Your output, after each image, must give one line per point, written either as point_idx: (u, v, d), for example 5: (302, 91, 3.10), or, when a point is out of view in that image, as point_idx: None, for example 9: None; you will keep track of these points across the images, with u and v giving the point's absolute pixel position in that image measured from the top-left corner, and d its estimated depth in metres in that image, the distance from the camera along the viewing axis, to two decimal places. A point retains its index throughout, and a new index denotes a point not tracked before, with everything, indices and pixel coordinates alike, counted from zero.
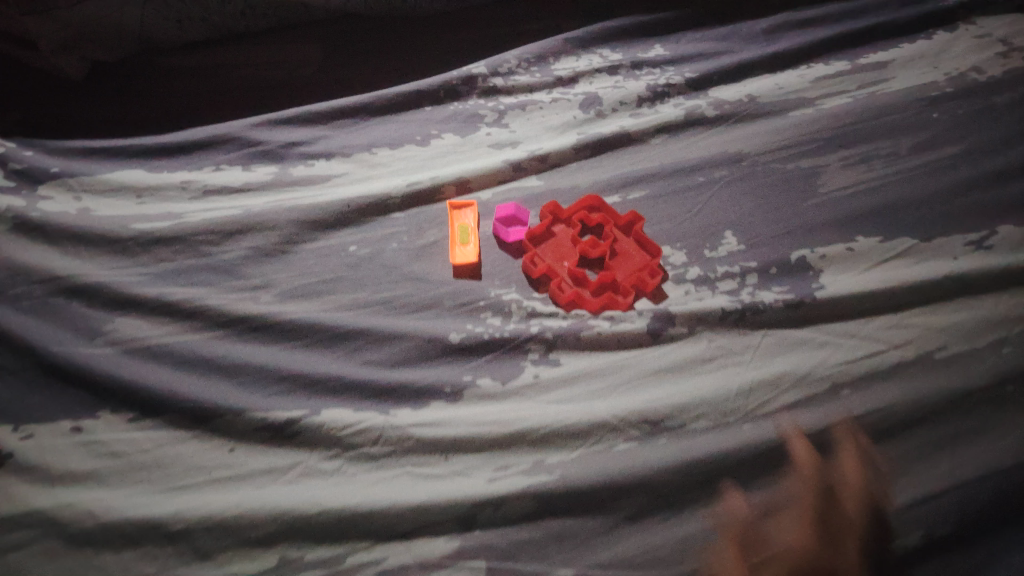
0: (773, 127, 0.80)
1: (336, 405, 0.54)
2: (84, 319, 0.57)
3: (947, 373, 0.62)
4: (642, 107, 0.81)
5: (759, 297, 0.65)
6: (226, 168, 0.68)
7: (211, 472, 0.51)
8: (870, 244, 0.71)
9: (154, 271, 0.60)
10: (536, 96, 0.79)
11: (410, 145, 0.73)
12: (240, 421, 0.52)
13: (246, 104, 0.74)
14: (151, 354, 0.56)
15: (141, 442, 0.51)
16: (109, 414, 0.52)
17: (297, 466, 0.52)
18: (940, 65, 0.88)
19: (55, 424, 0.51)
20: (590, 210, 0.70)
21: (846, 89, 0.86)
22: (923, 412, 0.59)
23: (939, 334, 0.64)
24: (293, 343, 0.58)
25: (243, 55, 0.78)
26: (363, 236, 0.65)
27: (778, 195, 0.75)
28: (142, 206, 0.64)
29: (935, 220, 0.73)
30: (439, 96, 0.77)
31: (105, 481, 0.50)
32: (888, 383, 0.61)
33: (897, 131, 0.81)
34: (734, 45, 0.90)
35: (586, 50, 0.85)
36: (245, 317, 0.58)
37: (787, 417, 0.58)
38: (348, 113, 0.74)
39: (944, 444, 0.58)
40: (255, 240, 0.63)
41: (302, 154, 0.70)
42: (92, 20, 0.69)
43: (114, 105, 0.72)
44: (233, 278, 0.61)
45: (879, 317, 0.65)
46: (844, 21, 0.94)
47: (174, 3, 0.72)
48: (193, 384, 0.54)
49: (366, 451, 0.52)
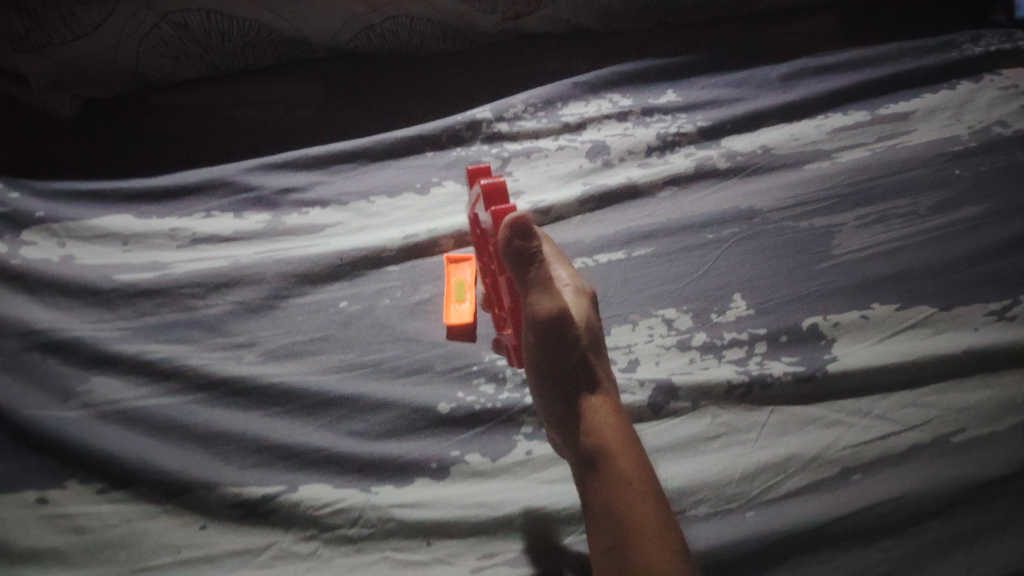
0: (789, 181, 0.76)
1: (316, 481, 0.51)
2: (59, 378, 0.54)
3: (964, 460, 0.57)
4: (651, 156, 0.78)
5: (768, 368, 0.62)
6: (217, 215, 0.66)
7: (180, 552, 0.48)
8: (886, 311, 0.66)
9: (136, 326, 0.58)
10: (542, 143, 0.77)
11: (409, 194, 0.70)
12: (213, 496, 0.49)
13: (241, 147, 0.73)
14: (126, 418, 0.53)
15: (108, 516, 0.48)
16: (77, 484, 0.49)
17: (269, 548, 0.48)
18: (963, 118, 0.84)
19: (19, 493, 0.49)
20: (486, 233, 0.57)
21: (866, 142, 0.82)
22: (938, 504, 0.55)
23: (956, 416, 0.60)
24: (273, 409, 0.54)
25: (242, 95, 0.76)
26: (355, 291, 0.62)
27: (793, 254, 0.70)
28: (127, 254, 0.62)
29: (959, 286, 0.68)
30: (441, 142, 0.75)
31: (70, 560, 0.47)
32: (898, 468, 0.57)
33: (918, 188, 0.77)
34: (750, 91, 0.86)
35: (595, 95, 0.82)
36: (227, 380, 0.55)
37: (789, 505, 0.55)
38: (345, 158, 0.72)
39: (961, 540, 0.54)
40: (241, 294, 0.60)
41: (296, 201, 0.68)
42: (87, 54, 0.69)
43: (105, 145, 0.71)
44: (218, 334, 0.58)
45: (895, 394, 0.61)
46: (863, 69, 0.90)
47: (171, 40, 0.71)
48: (165, 453, 0.51)
49: (344, 532, 0.49)
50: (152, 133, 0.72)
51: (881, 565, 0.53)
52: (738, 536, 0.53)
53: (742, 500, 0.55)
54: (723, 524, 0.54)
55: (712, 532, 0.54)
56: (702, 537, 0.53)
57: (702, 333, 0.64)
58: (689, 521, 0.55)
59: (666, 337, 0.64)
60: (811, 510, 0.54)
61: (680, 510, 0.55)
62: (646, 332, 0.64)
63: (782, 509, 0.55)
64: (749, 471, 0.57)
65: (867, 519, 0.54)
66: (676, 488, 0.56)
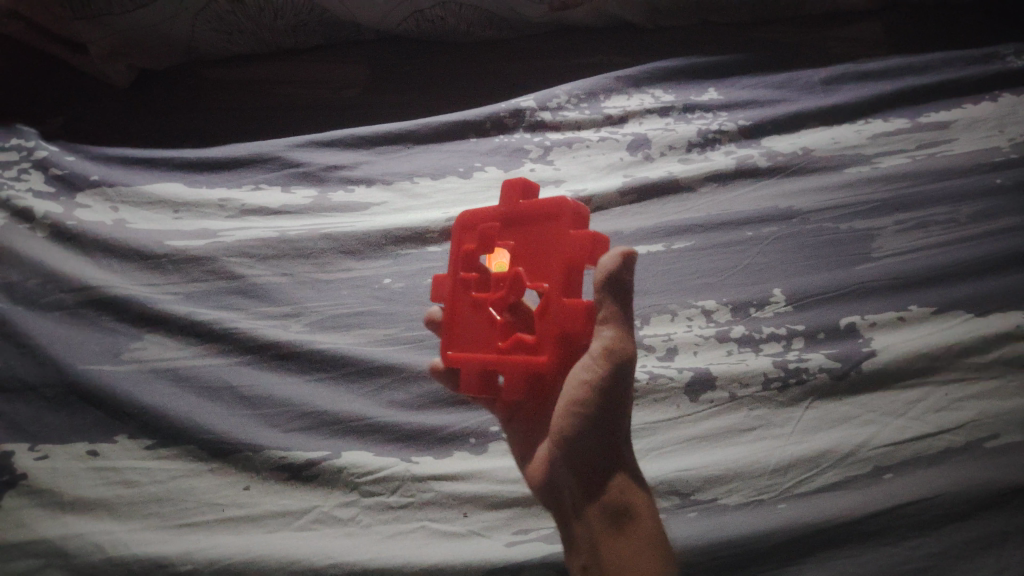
0: (829, 184, 0.76)
1: (360, 447, 0.52)
2: (112, 337, 0.56)
3: (999, 465, 0.56)
4: (692, 152, 0.78)
5: (807, 361, 0.62)
6: (265, 188, 0.67)
7: (223, 511, 0.48)
8: (923, 313, 0.66)
9: (186, 291, 0.59)
10: (584, 134, 0.78)
11: (452, 177, 0.70)
12: (258, 458, 0.50)
13: (288, 122, 0.74)
14: (174, 378, 0.54)
15: (155, 472, 0.49)
16: (126, 440, 0.51)
17: (309, 512, 0.49)
18: (1006, 129, 0.83)
19: (69, 445, 0.50)
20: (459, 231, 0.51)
21: (905, 149, 0.82)
22: (970, 506, 0.54)
23: (992, 421, 0.59)
24: (318, 375, 0.55)
25: (291, 72, 0.78)
26: (399, 268, 0.62)
27: (831, 255, 0.71)
28: (178, 221, 0.63)
29: (998, 293, 0.68)
30: (485, 128, 0.76)
31: (116, 511, 0.48)
32: (931, 469, 0.57)
33: (958, 196, 0.76)
34: (792, 93, 0.86)
35: (638, 89, 0.83)
36: (274, 344, 0.56)
37: (821, 499, 0.55)
38: (390, 139, 0.73)
39: (993, 543, 0.53)
40: (288, 267, 0.61)
41: (342, 178, 0.69)
42: (144, 26, 0.71)
43: (158, 117, 0.73)
44: (266, 303, 0.59)
45: (930, 396, 0.61)
46: (905, 77, 0.90)
47: (226, 17, 0.73)
48: (211, 414, 0.52)
49: (383, 500, 0.50)
50: (203, 107, 0.74)
51: (911, 564, 0.53)
52: (769, 526, 0.53)
53: (774, 493, 0.56)
54: (754, 514, 0.55)
55: (746, 520, 0.54)
56: (735, 524, 0.54)
57: (741, 326, 0.65)
58: (721, 509, 0.55)
59: (705, 329, 0.65)
60: (841, 505, 0.55)
61: (712, 498, 0.56)
62: (685, 324, 0.66)
63: (814, 502, 0.55)
64: (782, 464, 0.57)
65: (897, 517, 0.54)
66: (708, 476, 0.57)
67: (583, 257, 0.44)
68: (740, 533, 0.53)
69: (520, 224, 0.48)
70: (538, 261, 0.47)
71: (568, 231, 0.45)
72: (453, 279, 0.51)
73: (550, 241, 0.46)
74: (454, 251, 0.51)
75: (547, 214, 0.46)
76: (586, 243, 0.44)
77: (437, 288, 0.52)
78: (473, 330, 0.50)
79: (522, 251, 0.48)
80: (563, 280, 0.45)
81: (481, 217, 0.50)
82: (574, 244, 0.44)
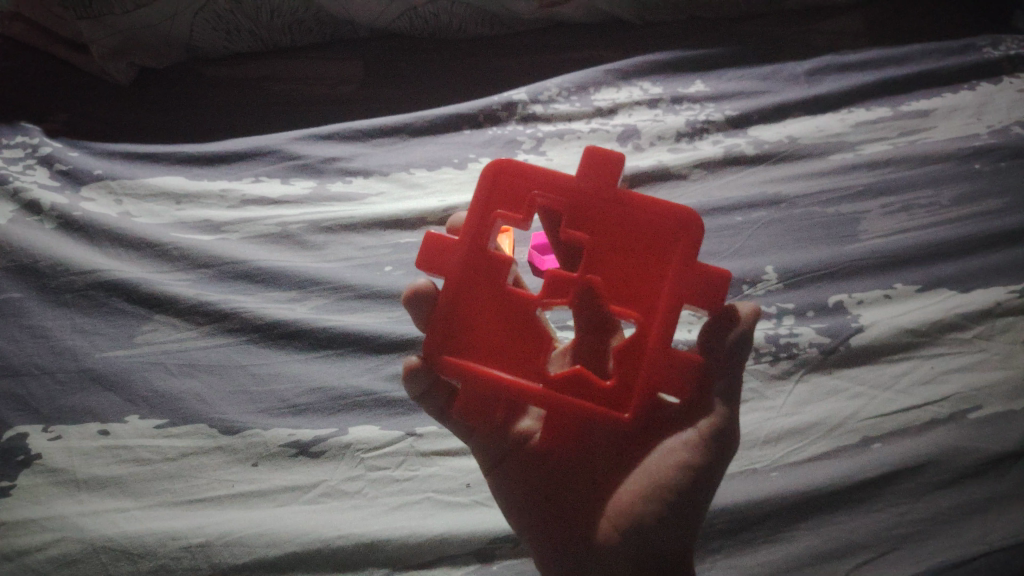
0: (813, 170, 0.79)
1: (365, 423, 0.53)
2: (120, 322, 0.57)
3: (983, 434, 0.58)
4: (681, 142, 0.80)
5: (799, 334, 0.65)
6: (265, 179, 0.69)
7: (233, 487, 0.50)
8: (908, 291, 0.69)
9: (192, 277, 0.60)
10: (575, 125, 0.79)
11: (447, 168, 0.72)
12: (266, 436, 0.52)
13: (283, 114, 0.76)
14: (183, 359, 0.56)
15: (167, 450, 0.51)
16: (137, 420, 0.52)
17: (317, 486, 0.50)
18: (984, 117, 0.86)
19: (82, 425, 0.51)
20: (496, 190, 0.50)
21: (887, 136, 0.84)
22: (955, 474, 0.56)
23: (976, 393, 0.61)
24: (324, 354, 0.57)
25: (287, 67, 0.81)
26: (400, 256, 0.64)
27: (818, 238, 0.73)
28: (180, 210, 0.65)
29: (979, 272, 0.70)
30: (478, 120, 0.77)
31: (129, 488, 0.49)
32: (917, 438, 0.59)
33: (939, 181, 0.79)
34: (776, 85, 0.89)
35: (627, 82, 0.85)
36: (278, 324, 0.58)
37: (813, 468, 0.57)
38: (387, 132, 0.75)
39: (979, 507, 0.55)
40: (292, 256, 0.63)
41: (340, 169, 0.70)
42: (147, 24, 0.76)
43: (158, 113, 0.75)
44: (272, 287, 0.60)
45: (917, 369, 0.63)
46: (885, 68, 0.93)
47: (224, 15, 0.78)
48: (220, 394, 0.54)
49: (389, 474, 0.51)
50: (201, 102, 0.77)
51: (900, 528, 0.54)
52: (762, 493, 0.55)
53: (766, 462, 0.58)
54: (748, 483, 0.56)
55: (740, 489, 0.56)
56: (730, 494, 0.56)
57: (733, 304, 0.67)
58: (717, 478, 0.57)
59: None
60: (831, 474, 0.56)
61: None
62: None
63: (807, 471, 0.57)
64: (772, 437, 0.59)
65: (885, 485, 0.56)
66: None
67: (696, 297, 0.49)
68: (735, 502, 0.55)
69: (602, 215, 0.51)
70: (618, 276, 0.52)
71: (684, 257, 0.49)
72: (467, 250, 0.51)
73: (641, 257, 0.52)
74: (482, 216, 0.50)
75: (650, 223, 0.50)
76: (710, 284, 0.49)
77: (439, 252, 0.51)
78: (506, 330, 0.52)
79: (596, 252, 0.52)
80: (661, 318, 0.49)
81: (533, 181, 0.50)
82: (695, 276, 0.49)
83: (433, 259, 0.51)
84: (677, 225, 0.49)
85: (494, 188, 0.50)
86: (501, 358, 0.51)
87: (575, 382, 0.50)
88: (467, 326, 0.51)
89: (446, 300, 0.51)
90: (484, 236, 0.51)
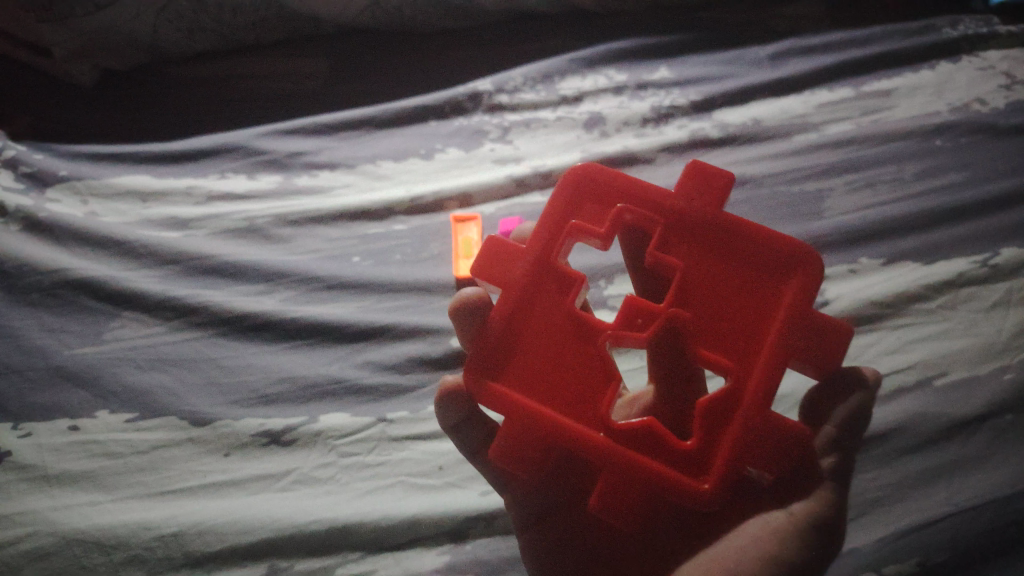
0: (778, 150, 0.79)
1: (336, 410, 0.53)
2: (88, 319, 0.57)
3: (946, 401, 0.59)
4: (647, 127, 0.80)
5: None
6: (231, 175, 0.69)
7: (205, 477, 0.50)
8: (873, 265, 0.69)
9: (161, 273, 0.61)
10: (541, 114, 0.79)
11: (414, 159, 0.72)
12: (236, 426, 0.52)
13: (251, 112, 0.77)
14: (151, 355, 0.56)
15: (138, 443, 0.51)
16: (107, 414, 0.52)
17: (289, 473, 0.50)
18: (944, 95, 0.87)
19: (51, 422, 0.51)
20: (577, 193, 0.48)
21: (850, 116, 0.85)
22: (920, 441, 0.57)
23: (939, 361, 0.61)
24: (294, 343, 0.57)
25: (252, 66, 0.82)
26: (368, 246, 0.64)
27: (783, 215, 0.74)
28: (147, 208, 0.66)
29: (943, 244, 0.71)
30: (444, 111, 0.78)
31: (100, 481, 0.49)
32: (885, 406, 0.59)
33: (902, 158, 0.79)
34: (740, 69, 0.90)
35: (592, 70, 0.86)
36: (245, 316, 0.58)
37: None
38: (353, 125, 0.75)
39: (944, 472, 0.55)
40: (260, 250, 0.63)
41: (306, 163, 0.71)
42: (110, 27, 0.76)
43: (125, 116, 0.76)
44: (241, 281, 0.61)
45: (883, 340, 0.63)
46: (847, 49, 0.94)
47: (187, 14, 0.78)
48: (190, 387, 0.54)
49: (361, 459, 0.51)
50: (168, 104, 0.78)
51: (868, 494, 0.54)
52: None
53: None
54: None
55: None
56: None
57: None
58: None
59: None
60: None
61: None
62: None
63: None
64: None
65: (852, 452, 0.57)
66: None
67: (811, 349, 0.44)
68: None
69: (698, 236, 0.46)
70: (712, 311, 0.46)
71: (798, 303, 0.45)
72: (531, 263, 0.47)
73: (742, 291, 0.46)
74: (550, 232, 0.47)
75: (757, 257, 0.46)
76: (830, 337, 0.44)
77: (497, 259, 0.47)
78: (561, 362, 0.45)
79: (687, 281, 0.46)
80: (761, 366, 0.44)
81: (624, 198, 0.47)
82: (814, 326, 0.44)
83: (491, 266, 0.47)
84: (792, 262, 0.45)
85: (577, 191, 0.47)
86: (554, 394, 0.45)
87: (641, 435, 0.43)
88: (519, 353, 0.46)
89: (501, 318, 0.46)
90: (548, 252, 0.47)
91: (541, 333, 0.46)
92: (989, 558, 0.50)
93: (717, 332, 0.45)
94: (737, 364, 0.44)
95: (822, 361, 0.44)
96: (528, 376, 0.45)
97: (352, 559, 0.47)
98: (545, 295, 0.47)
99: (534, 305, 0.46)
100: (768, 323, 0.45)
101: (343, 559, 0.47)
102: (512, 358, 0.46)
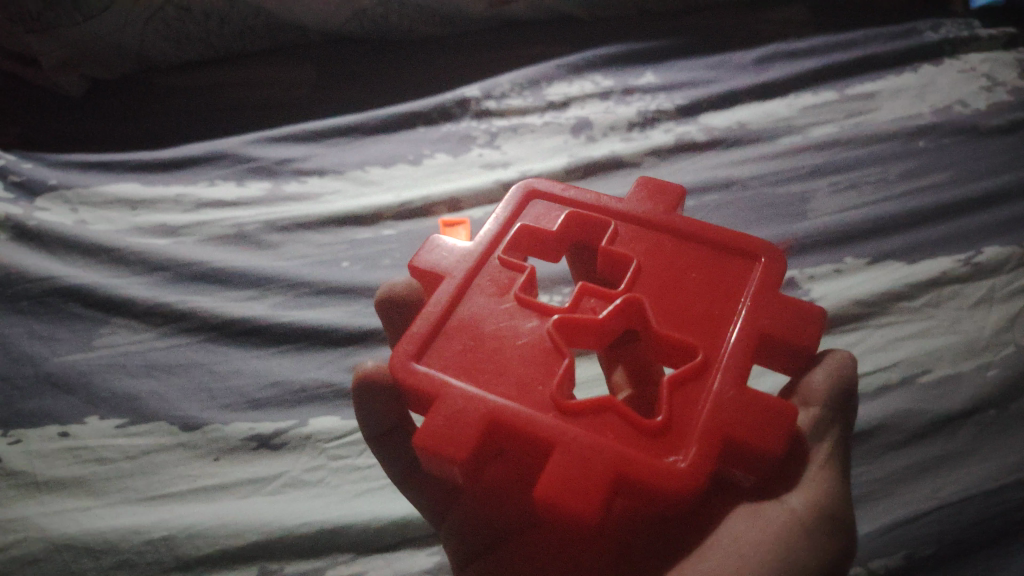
0: (763, 153, 0.80)
1: (325, 414, 0.54)
2: (78, 327, 0.58)
3: (932, 398, 0.59)
4: (633, 131, 0.81)
5: None
6: (220, 182, 0.70)
7: (195, 481, 0.50)
8: (858, 264, 0.69)
9: (150, 280, 0.61)
10: (528, 119, 0.80)
11: (402, 164, 0.73)
12: (225, 431, 0.52)
13: (239, 119, 0.78)
14: (140, 361, 0.56)
15: (127, 449, 0.51)
16: (96, 420, 0.52)
17: (279, 476, 0.51)
18: (926, 97, 0.88)
19: (41, 429, 0.51)
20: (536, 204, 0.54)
21: (835, 118, 0.86)
22: (905, 436, 0.57)
23: (924, 358, 0.61)
24: (283, 347, 0.58)
25: (240, 74, 0.83)
26: (357, 251, 0.65)
27: (769, 215, 0.74)
28: (137, 216, 0.66)
29: (928, 242, 0.71)
30: (432, 118, 0.79)
31: (89, 487, 0.49)
32: (870, 404, 0.59)
33: (886, 159, 0.80)
34: (725, 73, 0.91)
35: (578, 76, 0.87)
36: (234, 321, 0.58)
37: None
38: (341, 132, 0.76)
39: (931, 466, 0.55)
40: (247, 257, 0.63)
41: (294, 170, 0.71)
42: (94, 35, 0.78)
43: (114, 124, 0.77)
44: (230, 287, 0.61)
45: (867, 338, 0.63)
46: (831, 52, 0.95)
47: (174, 24, 0.80)
48: (179, 393, 0.54)
49: (351, 462, 0.52)
50: (156, 111, 0.79)
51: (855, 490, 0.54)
52: None
53: None
54: None
55: None
56: None
57: None
58: None
59: None
60: None
61: None
62: None
63: None
64: None
65: None
66: None
67: (784, 329, 0.47)
68: None
69: (659, 235, 0.52)
70: (675, 296, 0.49)
71: (762, 288, 0.49)
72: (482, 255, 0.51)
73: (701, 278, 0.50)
74: (497, 236, 0.52)
75: (715, 253, 0.51)
76: (802, 318, 0.47)
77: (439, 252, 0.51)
78: (513, 343, 0.46)
79: (650, 271, 0.50)
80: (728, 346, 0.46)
81: (581, 207, 0.54)
82: (772, 310, 0.47)
83: (433, 260, 0.50)
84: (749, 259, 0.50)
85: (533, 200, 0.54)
86: (506, 380, 0.44)
87: (599, 416, 0.42)
88: (467, 335, 0.46)
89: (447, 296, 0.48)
90: (493, 253, 0.51)
91: (489, 317, 0.47)
92: (974, 550, 0.50)
93: (683, 313, 0.48)
94: (701, 341, 0.46)
95: (795, 339, 0.46)
96: (475, 364, 0.45)
97: (341, 561, 0.47)
98: (492, 285, 0.49)
99: (481, 294, 0.49)
100: (727, 307, 0.48)
101: (333, 561, 0.47)
102: (457, 342, 0.46)
